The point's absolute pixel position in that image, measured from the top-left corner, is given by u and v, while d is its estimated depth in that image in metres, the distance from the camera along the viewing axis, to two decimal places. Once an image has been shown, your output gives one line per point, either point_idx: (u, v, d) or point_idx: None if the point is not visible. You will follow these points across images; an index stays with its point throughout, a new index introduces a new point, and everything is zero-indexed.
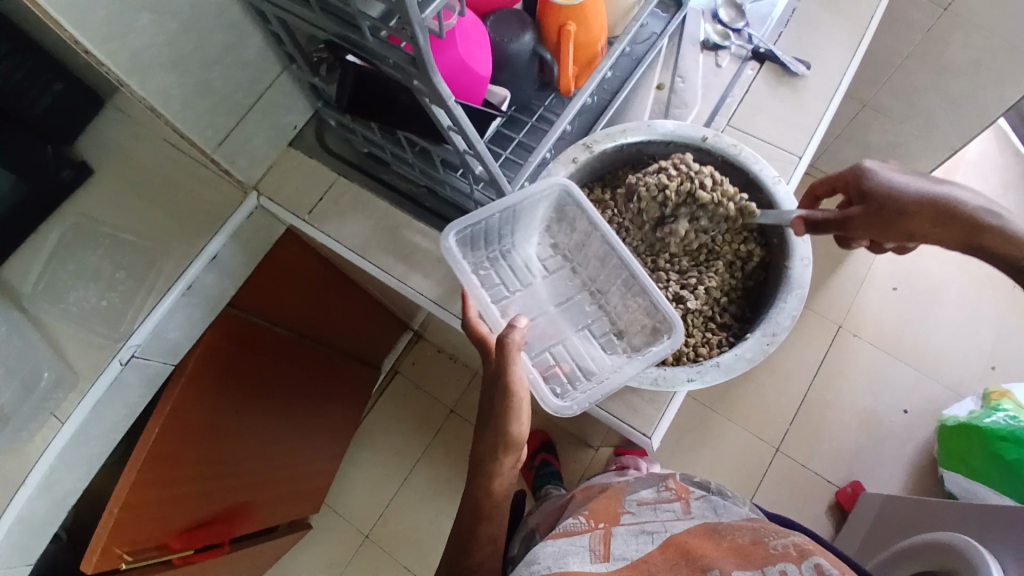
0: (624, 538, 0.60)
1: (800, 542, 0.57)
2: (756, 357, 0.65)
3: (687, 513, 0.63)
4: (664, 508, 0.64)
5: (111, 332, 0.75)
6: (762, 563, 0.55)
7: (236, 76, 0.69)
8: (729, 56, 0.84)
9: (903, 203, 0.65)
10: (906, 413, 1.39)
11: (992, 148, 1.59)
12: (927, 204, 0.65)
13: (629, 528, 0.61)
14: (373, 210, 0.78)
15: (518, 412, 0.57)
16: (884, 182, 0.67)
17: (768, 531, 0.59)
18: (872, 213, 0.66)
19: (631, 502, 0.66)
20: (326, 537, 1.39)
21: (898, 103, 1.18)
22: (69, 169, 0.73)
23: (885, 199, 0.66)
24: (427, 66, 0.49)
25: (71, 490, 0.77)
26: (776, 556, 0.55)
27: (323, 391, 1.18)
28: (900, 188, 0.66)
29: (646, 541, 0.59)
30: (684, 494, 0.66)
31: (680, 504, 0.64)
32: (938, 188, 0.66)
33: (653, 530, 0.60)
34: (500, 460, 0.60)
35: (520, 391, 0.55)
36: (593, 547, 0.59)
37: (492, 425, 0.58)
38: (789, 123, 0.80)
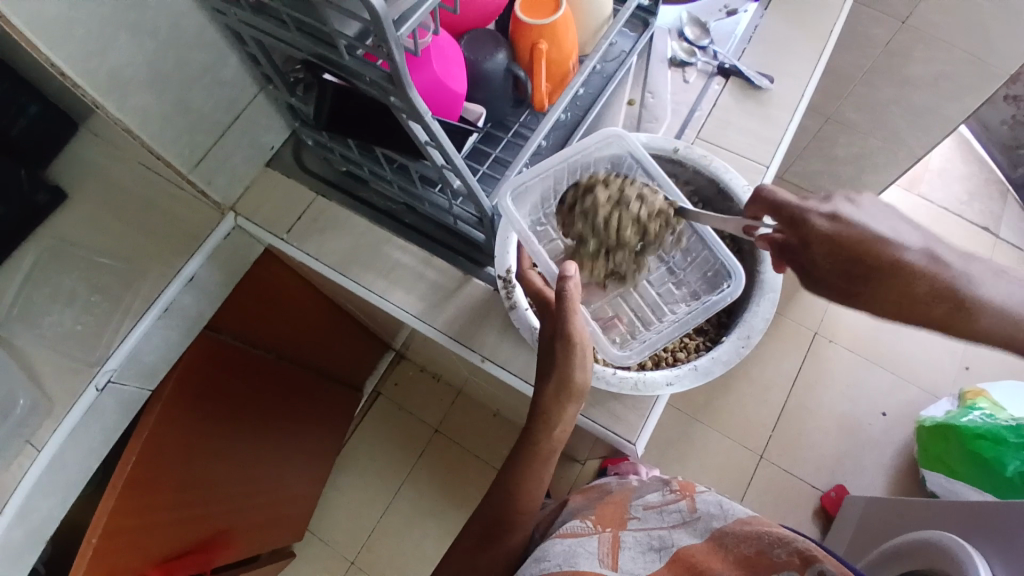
0: (631, 555, 0.60)
1: (805, 546, 0.51)
2: (732, 360, 0.66)
3: (694, 512, 0.63)
4: (671, 509, 0.65)
5: (87, 356, 0.74)
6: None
7: (213, 97, 0.70)
8: (696, 72, 0.87)
9: (860, 251, 0.57)
10: (884, 416, 1.42)
11: (954, 157, 1.66)
12: (893, 256, 0.56)
13: (637, 537, 0.62)
14: (353, 227, 0.79)
15: (582, 361, 0.57)
16: (830, 225, 0.58)
17: (772, 540, 0.53)
18: (835, 256, 0.58)
19: (637, 508, 0.68)
20: (310, 565, 1.36)
21: (861, 115, 1.23)
22: (45, 191, 0.74)
23: (833, 243, 0.58)
24: (404, 83, 0.50)
25: (46, 521, 0.74)
26: (782, 566, 0.51)
27: (305, 413, 1.17)
28: (860, 239, 0.57)
29: (654, 559, 0.59)
30: (690, 492, 0.66)
31: (685, 502, 0.65)
32: (901, 235, 0.57)
33: (662, 546, 0.60)
34: (563, 411, 0.59)
35: (582, 340, 0.56)
36: (601, 554, 0.60)
37: (552, 378, 0.58)
38: (756, 134, 0.83)
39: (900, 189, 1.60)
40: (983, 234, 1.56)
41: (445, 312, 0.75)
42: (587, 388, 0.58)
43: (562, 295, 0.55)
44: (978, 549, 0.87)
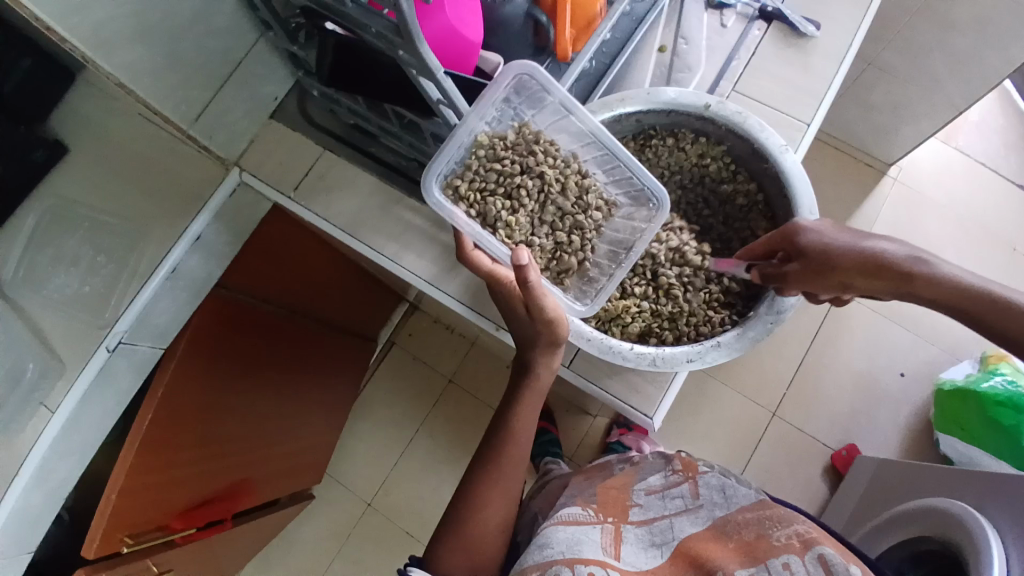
0: (633, 548, 0.60)
1: (803, 530, 0.57)
2: (761, 338, 0.64)
3: (696, 498, 0.63)
4: (673, 495, 0.64)
5: (97, 318, 0.73)
6: (765, 558, 0.55)
7: (209, 46, 0.65)
8: (734, 15, 0.79)
9: (838, 255, 0.58)
10: (902, 376, 1.40)
11: (995, 108, 1.54)
12: (867, 261, 0.58)
13: (637, 532, 0.62)
14: (361, 186, 0.75)
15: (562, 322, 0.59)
16: (817, 239, 0.60)
17: (772, 522, 0.59)
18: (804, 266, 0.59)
19: (638, 492, 0.66)
20: (329, 507, 1.41)
21: (903, 62, 1.13)
22: (43, 148, 0.66)
23: (817, 252, 0.59)
24: (412, 36, 0.45)
25: (67, 476, 0.76)
26: (780, 548, 0.56)
27: (319, 364, 1.17)
28: (837, 242, 0.59)
29: (656, 555, 0.59)
30: (692, 473, 0.66)
31: (688, 486, 0.65)
32: (880, 244, 0.59)
33: (663, 541, 0.60)
34: (550, 358, 0.62)
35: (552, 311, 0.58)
36: (604, 544, 0.59)
37: (540, 338, 0.60)
38: (796, 88, 0.76)
39: (937, 141, 1.50)
40: (1021, 191, 1.48)
41: (458, 277, 0.72)
42: (567, 338, 0.60)
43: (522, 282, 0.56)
44: (991, 521, 0.86)
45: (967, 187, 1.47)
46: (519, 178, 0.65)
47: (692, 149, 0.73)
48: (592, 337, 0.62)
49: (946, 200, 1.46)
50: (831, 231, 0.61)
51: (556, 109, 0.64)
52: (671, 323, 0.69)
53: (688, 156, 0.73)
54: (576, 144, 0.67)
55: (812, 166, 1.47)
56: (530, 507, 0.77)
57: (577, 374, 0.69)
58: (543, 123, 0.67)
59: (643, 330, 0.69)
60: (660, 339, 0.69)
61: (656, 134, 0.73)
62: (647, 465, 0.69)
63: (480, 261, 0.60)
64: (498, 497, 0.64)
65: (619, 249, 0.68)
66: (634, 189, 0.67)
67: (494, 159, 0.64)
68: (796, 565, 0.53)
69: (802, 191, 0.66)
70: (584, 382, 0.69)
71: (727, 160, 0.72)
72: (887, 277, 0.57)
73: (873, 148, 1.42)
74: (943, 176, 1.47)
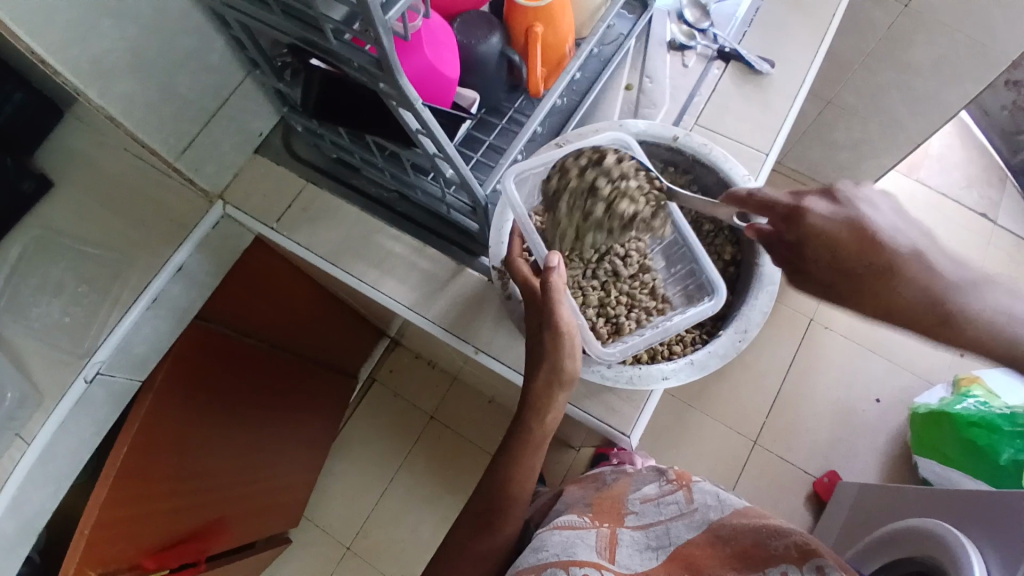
0: (629, 550, 0.60)
1: (803, 540, 0.54)
2: (729, 354, 0.66)
3: (690, 503, 0.64)
4: (668, 501, 0.66)
5: (76, 348, 0.73)
6: (764, 567, 0.53)
7: (199, 82, 0.68)
8: (695, 55, 0.85)
9: (850, 254, 0.55)
10: (878, 403, 1.43)
11: (953, 143, 1.64)
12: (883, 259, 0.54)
13: (634, 535, 0.62)
14: (344, 215, 0.77)
15: (573, 352, 0.58)
16: (826, 223, 0.56)
17: (767, 530, 0.56)
18: (814, 262, 0.57)
19: (634, 501, 0.68)
20: (307, 552, 1.37)
21: (861, 100, 1.21)
22: (31, 179, 0.71)
23: (824, 249, 0.56)
24: (393, 69, 0.48)
25: (40, 510, 0.74)
26: (778, 558, 0.53)
27: (300, 400, 1.16)
28: (841, 235, 0.56)
29: (651, 556, 0.59)
30: (686, 482, 0.67)
31: (682, 493, 0.66)
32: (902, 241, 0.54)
33: (659, 544, 0.61)
34: (553, 399, 0.60)
35: (569, 327, 0.58)
36: (599, 547, 0.60)
37: (542, 367, 0.59)
38: (755, 121, 0.81)
39: (899, 175, 1.58)
40: (982, 221, 1.55)
41: (439, 302, 0.74)
42: (577, 378, 0.59)
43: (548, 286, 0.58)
44: (971, 538, 0.87)
45: (929, 217, 1.54)
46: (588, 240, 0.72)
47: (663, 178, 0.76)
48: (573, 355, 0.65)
49: None
50: (838, 216, 0.57)
51: None
52: None
53: None
54: None
55: None
56: None
57: None
58: None
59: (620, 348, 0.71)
60: (635, 356, 0.71)
61: None
62: (641, 477, 0.72)
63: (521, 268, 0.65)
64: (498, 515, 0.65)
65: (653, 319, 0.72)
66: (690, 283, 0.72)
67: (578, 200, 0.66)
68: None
69: None
70: (563, 404, 0.70)
71: (693, 188, 0.75)
72: (933, 290, 0.53)
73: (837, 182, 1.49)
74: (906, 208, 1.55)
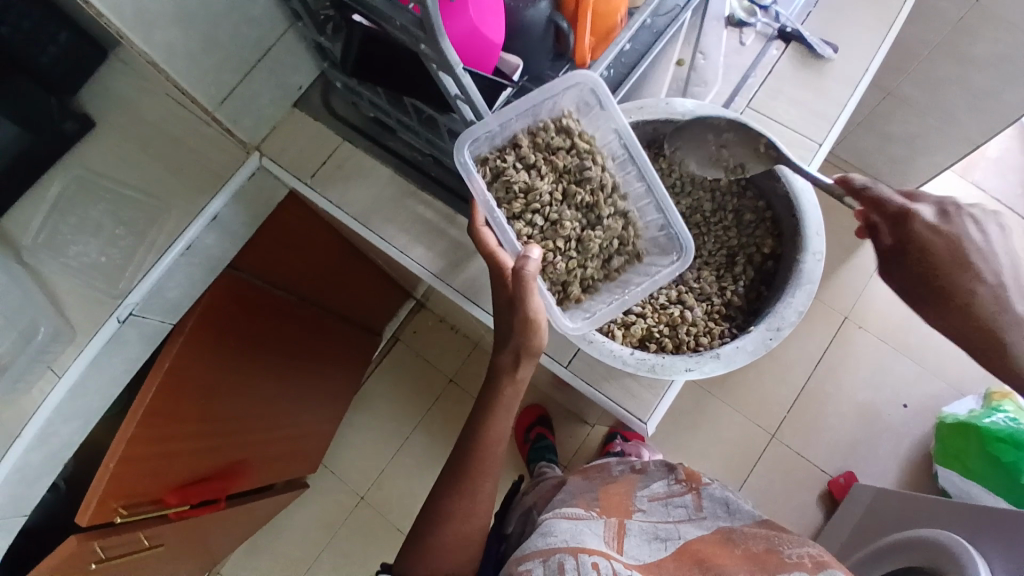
0: (637, 541, 0.60)
1: (815, 553, 0.56)
2: (758, 351, 0.65)
3: (699, 511, 0.64)
4: (676, 503, 0.65)
5: (111, 288, 0.75)
6: (777, 570, 0.54)
7: (241, 33, 0.67)
8: (754, 33, 0.80)
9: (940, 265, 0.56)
10: (905, 407, 1.39)
11: (1014, 144, 1.54)
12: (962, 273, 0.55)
13: (642, 526, 0.62)
14: (376, 176, 0.77)
15: (540, 329, 0.58)
16: (931, 229, 0.57)
17: (784, 540, 0.58)
18: (908, 269, 0.57)
19: (642, 498, 0.67)
20: (322, 498, 1.42)
21: (920, 94, 1.14)
22: (73, 121, 0.71)
23: (920, 254, 0.57)
24: (434, 31, 0.47)
25: (67, 443, 0.79)
26: (791, 565, 0.54)
27: (325, 353, 1.18)
28: (936, 245, 0.56)
29: (660, 546, 0.59)
30: (696, 484, 0.67)
31: (691, 497, 0.66)
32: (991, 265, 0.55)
33: (668, 536, 0.61)
34: (517, 372, 0.61)
35: (537, 314, 0.58)
36: (607, 536, 0.59)
37: (512, 340, 0.60)
38: (810, 109, 0.77)
39: (953, 175, 1.50)
40: None
41: (465, 273, 0.74)
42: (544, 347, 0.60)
43: (517, 272, 0.57)
44: (983, 554, 0.85)
45: None
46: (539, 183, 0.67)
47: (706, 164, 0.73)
48: (593, 339, 0.64)
49: None
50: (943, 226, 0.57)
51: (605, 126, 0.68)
52: (670, 330, 0.69)
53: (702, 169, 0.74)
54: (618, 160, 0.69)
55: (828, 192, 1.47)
56: (521, 504, 0.79)
57: (574, 375, 0.70)
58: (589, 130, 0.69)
59: (644, 335, 0.69)
60: (660, 345, 0.69)
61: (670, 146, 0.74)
62: (649, 473, 0.71)
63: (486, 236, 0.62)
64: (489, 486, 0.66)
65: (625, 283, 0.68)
66: (661, 231, 0.68)
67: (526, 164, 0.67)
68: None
69: (810, 208, 0.68)
70: (582, 384, 0.70)
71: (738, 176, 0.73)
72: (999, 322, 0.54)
73: (887, 177, 1.42)
74: None
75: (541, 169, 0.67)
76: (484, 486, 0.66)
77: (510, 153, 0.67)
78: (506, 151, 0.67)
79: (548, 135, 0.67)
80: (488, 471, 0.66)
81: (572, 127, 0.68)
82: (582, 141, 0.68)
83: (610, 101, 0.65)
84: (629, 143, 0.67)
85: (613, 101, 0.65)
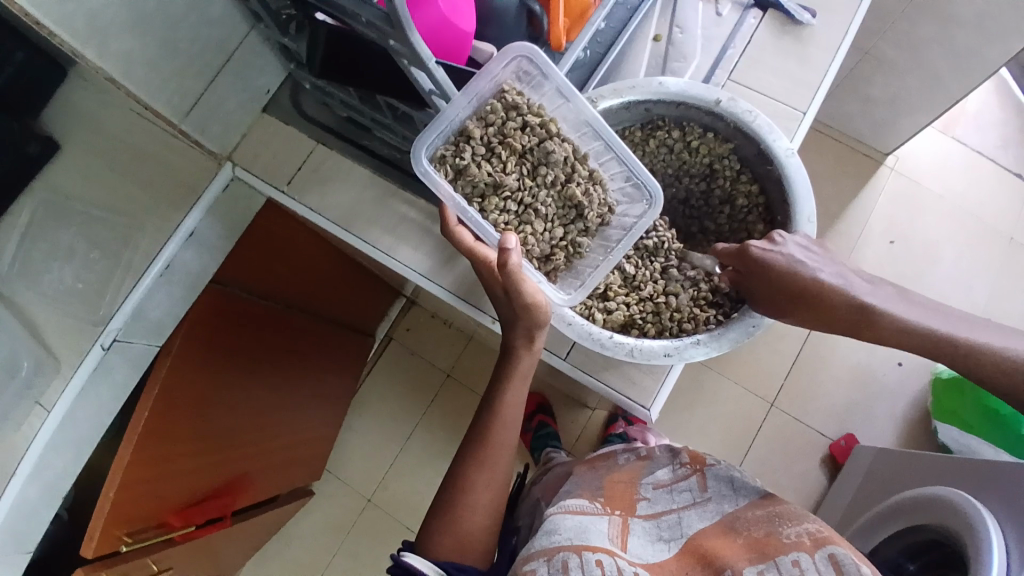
0: (641, 540, 0.60)
1: (816, 529, 0.55)
2: (740, 340, 0.64)
3: (704, 492, 0.64)
4: (681, 488, 0.65)
5: (90, 314, 0.74)
6: (775, 555, 0.54)
7: (201, 37, 0.65)
8: (730, 3, 0.78)
9: (792, 281, 0.61)
10: (899, 366, 1.40)
11: (993, 96, 1.53)
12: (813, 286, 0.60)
13: (646, 525, 0.61)
14: (355, 178, 0.74)
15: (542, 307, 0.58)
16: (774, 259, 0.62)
17: (783, 519, 0.58)
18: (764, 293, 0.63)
19: (647, 486, 0.66)
20: (329, 503, 1.41)
21: (901, 53, 1.13)
22: (36, 142, 0.67)
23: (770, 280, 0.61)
24: (404, 26, 0.45)
25: (63, 475, 0.77)
26: (790, 547, 0.54)
27: (318, 359, 1.16)
28: (785, 266, 0.61)
29: (663, 548, 0.59)
30: (700, 465, 0.67)
31: (696, 479, 0.65)
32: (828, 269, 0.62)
33: (671, 536, 0.60)
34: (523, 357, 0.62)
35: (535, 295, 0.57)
36: (611, 534, 0.59)
37: (519, 326, 0.60)
38: (792, 78, 0.76)
39: (934, 132, 1.49)
40: (1018, 181, 1.47)
41: (454, 271, 0.72)
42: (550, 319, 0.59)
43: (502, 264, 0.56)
44: (988, 509, 0.86)
45: (964, 178, 1.47)
46: (502, 165, 0.64)
47: (700, 144, 0.73)
48: (573, 320, 0.63)
49: (942, 190, 1.45)
50: (788, 253, 0.62)
51: (553, 95, 0.65)
52: (655, 316, 0.69)
53: (694, 150, 0.73)
54: (575, 124, 0.67)
55: (811, 157, 1.46)
56: (529, 497, 0.78)
57: (573, 366, 0.69)
58: (539, 98, 0.66)
59: (627, 320, 0.69)
60: (642, 330, 0.69)
61: (665, 126, 0.73)
62: (655, 459, 0.70)
63: (463, 238, 0.60)
64: (496, 484, 0.65)
65: (607, 239, 0.68)
66: (627, 181, 0.67)
67: (485, 151, 0.64)
68: (806, 563, 0.52)
69: (802, 195, 0.67)
70: (580, 374, 0.69)
71: (733, 161, 0.72)
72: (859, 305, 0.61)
73: (869, 138, 1.42)
74: (941, 168, 1.47)
75: (501, 155, 0.64)
76: (491, 484, 0.65)
77: (465, 146, 0.63)
78: (462, 142, 0.63)
79: (498, 116, 0.64)
80: (495, 467, 0.65)
81: (518, 99, 0.64)
82: (535, 116, 0.65)
83: (559, 76, 0.62)
84: (581, 108, 0.64)
85: (554, 68, 0.61)
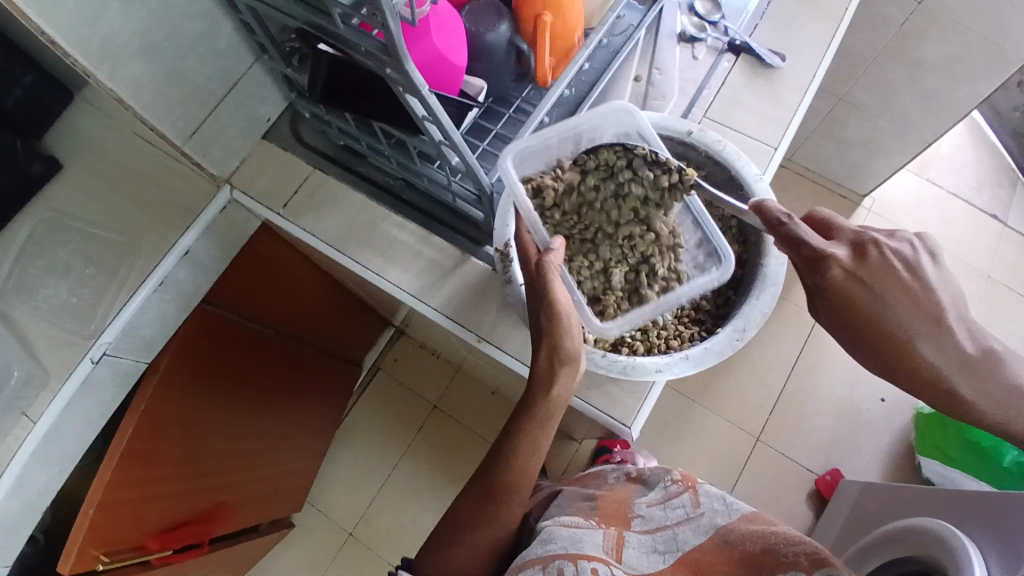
0: (636, 552, 0.61)
1: (813, 548, 0.52)
2: (725, 351, 0.67)
3: (697, 507, 0.64)
4: (675, 505, 0.65)
5: (82, 329, 0.74)
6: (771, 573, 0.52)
7: (207, 66, 0.69)
8: (705, 48, 0.84)
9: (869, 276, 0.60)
10: (882, 402, 1.42)
11: (965, 142, 1.62)
12: None
13: (641, 538, 0.63)
14: (349, 201, 0.77)
15: (568, 327, 0.58)
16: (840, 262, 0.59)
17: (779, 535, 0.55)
18: None
19: (639, 506, 0.68)
20: (309, 537, 1.38)
21: (873, 98, 1.20)
22: (40, 163, 0.73)
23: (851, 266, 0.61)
24: (399, 55, 0.48)
25: (45, 489, 0.76)
26: (787, 565, 0.52)
27: (305, 384, 1.17)
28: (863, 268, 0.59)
29: (658, 559, 0.59)
30: (692, 484, 0.67)
31: (688, 497, 0.66)
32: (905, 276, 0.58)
33: (667, 548, 0.60)
34: (559, 377, 0.60)
35: (562, 299, 0.59)
36: (605, 545, 0.60)
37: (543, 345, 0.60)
38: (764, 116, 0.81)
39: (909, 174, 1.57)
40: (992, 221, 1.54)
41: (443, 292, 0.74)
42: (578, 352, 0.59)
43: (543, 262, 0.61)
44: (972, 539, 0.86)
45: (939, 217, 1.53)
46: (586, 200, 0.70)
47: None
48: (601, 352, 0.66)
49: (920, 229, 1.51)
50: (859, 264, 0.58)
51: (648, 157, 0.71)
52: (642, 335, 0.71)
53: None
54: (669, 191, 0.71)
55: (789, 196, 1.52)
56: None
57: None
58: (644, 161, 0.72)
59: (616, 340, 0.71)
60: (631, 348, 0.70)
61: None
62: (648, 481, 0.72)
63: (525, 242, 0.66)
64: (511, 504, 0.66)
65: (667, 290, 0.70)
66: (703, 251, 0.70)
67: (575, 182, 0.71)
68: None
69: None
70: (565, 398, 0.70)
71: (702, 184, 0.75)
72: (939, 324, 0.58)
73: (846, 180, 1.47)
74: (918, 209, 1.53)
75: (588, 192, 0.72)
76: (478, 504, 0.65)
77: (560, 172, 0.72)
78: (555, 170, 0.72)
79: None
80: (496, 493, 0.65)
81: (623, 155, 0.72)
82: None
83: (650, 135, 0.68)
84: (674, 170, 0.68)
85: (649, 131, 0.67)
